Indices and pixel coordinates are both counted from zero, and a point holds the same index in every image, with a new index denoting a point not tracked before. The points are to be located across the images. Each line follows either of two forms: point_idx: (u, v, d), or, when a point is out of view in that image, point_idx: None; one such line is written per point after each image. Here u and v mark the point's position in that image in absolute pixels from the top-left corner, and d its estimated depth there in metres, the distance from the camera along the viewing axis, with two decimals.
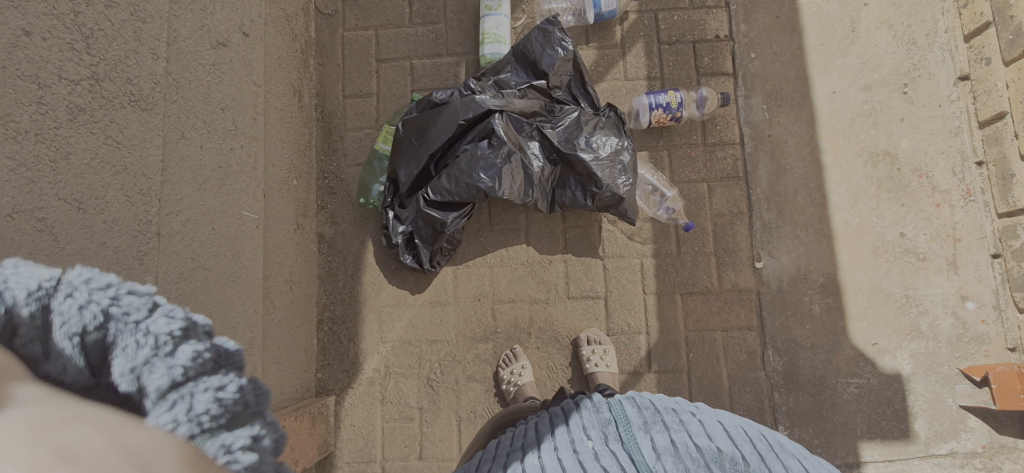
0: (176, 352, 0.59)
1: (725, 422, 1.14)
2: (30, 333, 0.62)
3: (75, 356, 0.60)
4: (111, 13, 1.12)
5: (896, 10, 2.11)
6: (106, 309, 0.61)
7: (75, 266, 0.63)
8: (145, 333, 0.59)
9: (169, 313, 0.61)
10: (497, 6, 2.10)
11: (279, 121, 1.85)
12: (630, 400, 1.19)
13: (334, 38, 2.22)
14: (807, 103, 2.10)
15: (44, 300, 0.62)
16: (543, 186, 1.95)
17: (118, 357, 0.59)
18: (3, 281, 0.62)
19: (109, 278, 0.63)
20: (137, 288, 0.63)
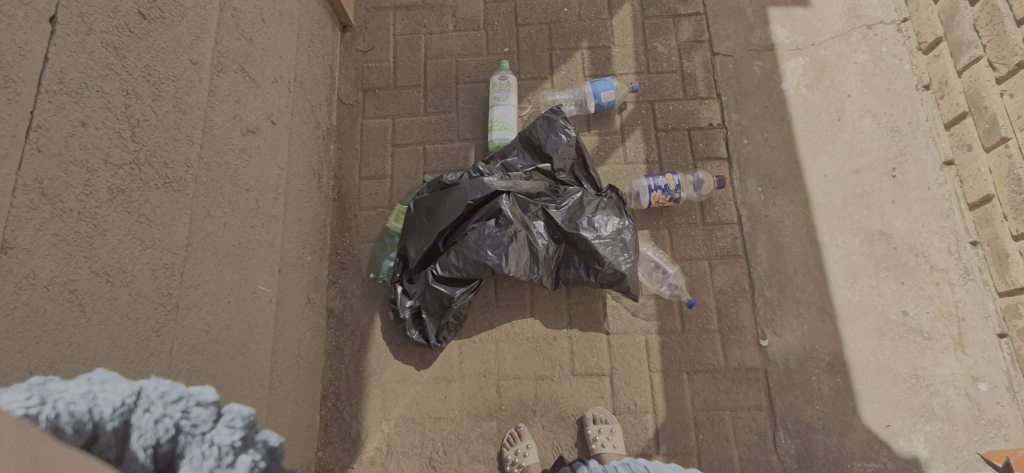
0: (237, 462, 0.67)
1: None
2: (105, 441, 0.65)
3: (144, 465, 0.65)
4: (157, 106, 1.23)
5: (877, 101, 2.26)
6: (177, 422, 0.67)
7: (156, 379, 0.68)
8: (211, 445, 0.66)
9: (232, 424, 0.68)
10: (504, 96, 2.28)
11: (297, 200, 1.95)
12: None
13: (353, 125, 2.39)
14: (800, 185, 2.20)
15: (127, 414, 0.66)
16: (547, 262, 2.01)
17: (185, 466, 0.65)
18: (89, 393, 0.64)
19: (182, 390, 0.68)
20: (203, 399, 0.69)
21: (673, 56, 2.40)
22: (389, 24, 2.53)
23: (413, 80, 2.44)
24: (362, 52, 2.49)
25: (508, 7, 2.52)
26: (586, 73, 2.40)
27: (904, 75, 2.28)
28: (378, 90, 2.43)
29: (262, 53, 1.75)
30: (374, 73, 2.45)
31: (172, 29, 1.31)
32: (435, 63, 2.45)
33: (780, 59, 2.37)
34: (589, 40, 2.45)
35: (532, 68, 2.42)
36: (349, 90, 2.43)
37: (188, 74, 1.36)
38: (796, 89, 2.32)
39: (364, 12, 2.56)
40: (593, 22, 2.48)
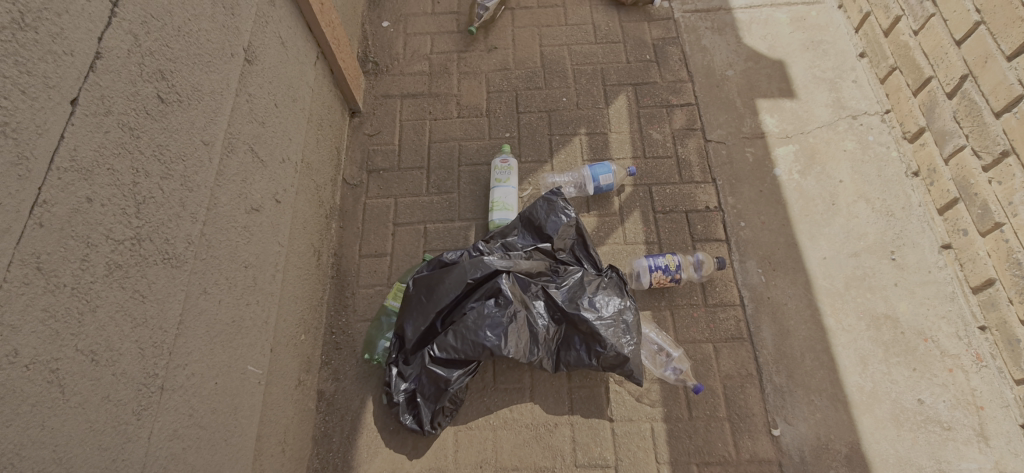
0: None
1: None
2: None
3: None
4: (165, 184, 1.26)
5: (869, 186, 2.33)
6: None
7: None
8: None
9: None
10: (505, 178, 2.33)
11: (296, 277, 1.94)
12: None
13: (356, 205, 2.43)
14: (801, 267, 2.20)
15: None
16: (548, 344, 1.96)
17: None
18: None
19: None
20: None
21: (668, 142, 2.50)
22: (396, 111, 2.65)
23: (417, 162, 2.51)
24: (369, 136, 2.59)
25: (510, 96, 2.66)
26: (585, 157, 2.48)
27: (893, 162, 2.36)
28: (382, 171, 2.50)
29: (272, 136, 1.82)
30: (380, 155, 2.53)
31: (187, 112, 1.36)
32: (439, 147, 2.54)
33: (771, 146, 2.46)
34: (587, 126, 2.56)
35: (532, 152, 2.51)
36: (354, 171, 2.50)
37: (199, 154, 1.39)
38: (789, 174, 2.39)
39: (373, 99, 2.69)
40: (591, 110, 2.60)
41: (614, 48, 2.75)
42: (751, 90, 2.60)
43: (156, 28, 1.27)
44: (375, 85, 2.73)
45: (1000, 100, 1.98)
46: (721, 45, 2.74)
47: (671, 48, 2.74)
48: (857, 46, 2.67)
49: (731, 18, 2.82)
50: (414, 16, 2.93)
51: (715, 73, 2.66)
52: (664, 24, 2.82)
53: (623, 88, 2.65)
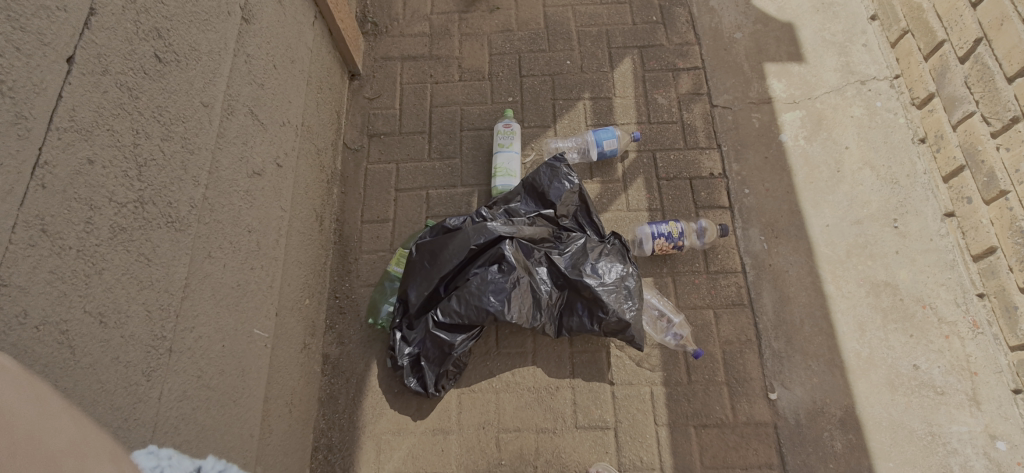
0: None
1: None
2: None
3: None
4: (165, 146, 1.24)
5: (875, 153, 2.31)
6: None
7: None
8: None
9: None
10: (508, 144, 2.31)
11: (299, 242, 1.93)
12: None
13: (357, 170, 2.40)
14: (803, 235, 2.20)
15: None
16: (550, 310, 1.98)
17: None
18: None
19: None
20: None
21: (673, 107, 2.46)
22: (396, 73, 2.60)
23: (418, 127, 2.48)
24: (369, 99, 2.54)
25: (512, 59, 2.60)
26: (588, 123, 2.45)
27: (900, 128, 2.33)
28: (383, 136, 2.47)
29: (271, 98, 1.78)
30: (381, 120, 2.50)
31: (185, 72, 1.33)
32: (440, 111, 2.50)
33: (778, 111, 2.43)
34: (591, 91, 2.52)
35: (535, 117, 2.48)
36: (354, 136, 2.47)
37: (199, 115, 1.37)
38: (795, 140, 2.36)
39: (372, 61, 2.63)
40: (595, 74, 2.55)
41: (619, 9, 2.68)
42: (759, 54, 2.55)
43: None
44: (374, 46, 2.67)
45: (1013, 64, 1.95)
46: (729, 6, 2.67)
47: (679, 10, 2.67)
48: (869, 9, 2.60)
49: None
50: None
51: (722, 35, 2.60)
52: None
53: (629, 51, 2.59)
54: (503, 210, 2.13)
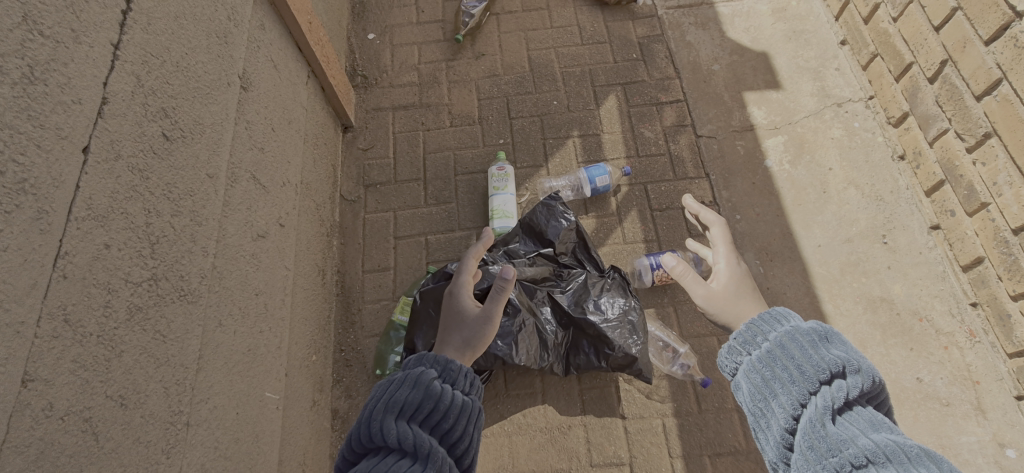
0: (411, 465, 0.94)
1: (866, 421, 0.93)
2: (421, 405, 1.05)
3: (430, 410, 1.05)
4: (175, 221, 1.26)
5: (858, 172, 2.40)
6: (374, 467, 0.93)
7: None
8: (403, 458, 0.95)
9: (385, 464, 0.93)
10: (503, 186, 2.36)
11: (303, 299, 1.94)
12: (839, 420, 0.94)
13: (355, 220, 2.44)
14: (797, 256, 2.25)
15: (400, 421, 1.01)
16: (557, 349, 1.99)
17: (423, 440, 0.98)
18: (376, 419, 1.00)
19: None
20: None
21: (660, 140, 2.53)
22: (389, 123, 2.66)
23: (413, 174, 2.53)
24: (364, 150, 2.60)
25: (501, 103, 2.68)
26: (579, 160, 2.51)
27: (879, 147, 2.44)
28: (379, 185, 2.51)
29: (271, 160, 1.82)
30: (375, 170, 2.55)
31: (192, 146, 1.37)
32: (434, 157, 2.56)
33: (761, 138, 2.51)
34: (580, 128, 2.59)
35: (527, 158, 2.54)
36: (350, 187, 2.51)
37: (205, 187, 1.40)
38: (780, 165, 2.44)
39: (364, 113, 2.69)
40: (582, 112, 2.63)
41: (600, 48, 2.78)
42: (738, 84, 2.65)
43: (156, 66, 1.27)
44: (365, 98, 2.73)
45: (980, 84, 2.01)
46: (705, 40, 2.78)
47: (657, 46, 2.78)
48: (837, 35, 2.72)
49: (713, 12, 2.86)
50: (399, 27, 2.93)
51: (701, 68, 2.70)
52: (648, 21, 2.85)
53: (612, 88, 2.67)
54: (503, 252, 2.17)
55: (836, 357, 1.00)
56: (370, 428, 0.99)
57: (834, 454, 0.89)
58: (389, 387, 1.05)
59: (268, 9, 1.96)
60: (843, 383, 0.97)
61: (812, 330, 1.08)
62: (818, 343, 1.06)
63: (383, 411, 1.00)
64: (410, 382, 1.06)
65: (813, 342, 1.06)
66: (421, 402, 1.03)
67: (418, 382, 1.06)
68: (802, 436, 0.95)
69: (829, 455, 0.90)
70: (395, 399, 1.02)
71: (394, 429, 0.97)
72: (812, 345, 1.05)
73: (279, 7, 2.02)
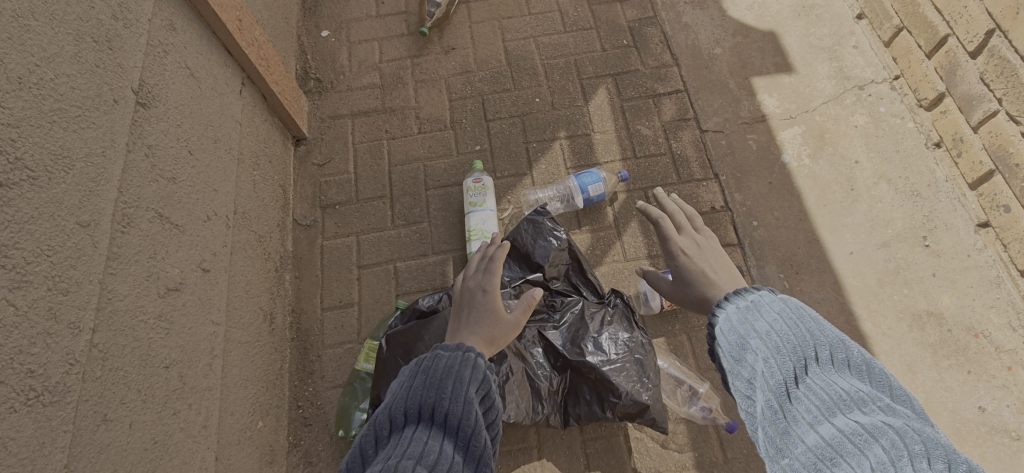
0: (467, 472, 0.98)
1: (818, 403, 0.89)
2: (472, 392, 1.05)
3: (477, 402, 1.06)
4: (17, 296, 0.93)
5: (888, 165, 2.09)
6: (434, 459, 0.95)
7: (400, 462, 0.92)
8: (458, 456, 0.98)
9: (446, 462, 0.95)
10: (481, 201, 2.02)
11: (239, 357, 1.60)
12: (790, 403, 0.91)
13: (312, 249, 2.09)
14: (825, 267, 1.94)
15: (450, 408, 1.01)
16: (552, 397, 1.66)
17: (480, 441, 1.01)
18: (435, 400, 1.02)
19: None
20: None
21: (659, 138, 2.20)
22: (347, 133, 2.31)
23: (378, 190, 2.19)
24: (319, 165, 2.24)
25: (475, 103, 2.33)
26: (568, 165, 2.18)
27: (910, 133, 2.13)
28: (338, 206, 2.17)
29: (188, 192, 1.48)
30: (334, 187, 2.20)
31: (49, 190, 1.03)
32: (401, 170, 2.22)
33: (775, 129, 2.19)
34: (567, 128, 2.26)
35: (508, 165, 2.20)
36: (305, 210, 2.16)
37: (75, 240, 1.07)
38: (799, 160, 2.12)
39: (319, 122, 2.34)
40: (568, 110, 2.29)
41: (586, 36, 2.44)
42: (744, 69, 2.32)
43: None
44: (320, 104, 2.37)
45: None
46: (704, 21, 2.45)
47: (650, 29, 2.44)
48: (853, 8, 2.40)
49: None
50: (356, 22, 2.57)
51: (701, 52, 2.37)
52: (639, 2, 2.51)
53: (602, 80, 2.34)
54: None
55: (769, 341, 0.96)
56: (422, 405, 1.03)
57: (786, 456, 0.85)
58: (442, 364, 1.08)
59: (180, 6, 1.60)
60: (775, 368, 0.93)
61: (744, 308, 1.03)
62: (747, 327, 0.99)
63: (449, 391, 1.03)
64: (463, 364, 1.08)
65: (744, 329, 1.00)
66: (474, 390, 1.05)
67: (474, 369, 1.08)
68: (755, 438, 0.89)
69: (779, 458, 0.85)
70: (451, 381, 1.04)
71: (457, 411, 1.01)
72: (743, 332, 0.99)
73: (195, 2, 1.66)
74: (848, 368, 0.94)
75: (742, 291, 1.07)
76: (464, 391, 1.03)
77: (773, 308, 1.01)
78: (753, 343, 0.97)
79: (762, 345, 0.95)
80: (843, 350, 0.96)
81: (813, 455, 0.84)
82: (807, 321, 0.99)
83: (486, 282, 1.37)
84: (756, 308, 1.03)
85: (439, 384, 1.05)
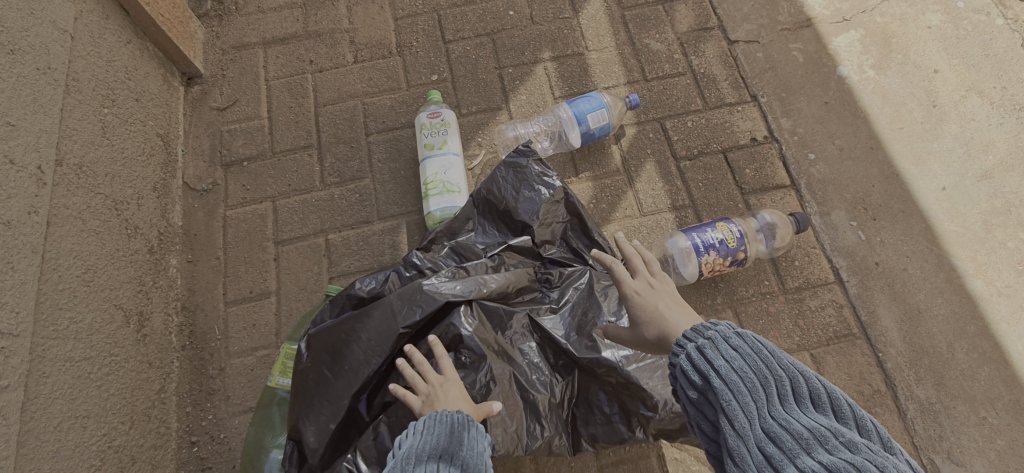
0: None
1: (783, 454, 0.67)
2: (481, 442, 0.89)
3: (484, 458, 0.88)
4: None
5: (978, 72, 1.58)
6: None
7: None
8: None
9: None
10: (441, 143, 1.47)
11: (67, 384, 1.03)
12: (756, 457, 0.68)
13: (210, 221, 1.51)
14: (911, 209, 1.44)
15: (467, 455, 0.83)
16: (556, 413, 1.13)
17: None
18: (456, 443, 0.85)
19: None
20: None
21: (675, 53, 1.66)
22: (258, 66, 1.71)
23: (301, 139, 1.61)
24: (220, 109, 1.65)
25: (429, 20, 1.75)
26: (557, 94, 1.63)
27: (1001, 33, 1.63)
28: (246, 162, 1.58)
29: None
30: (240, 138, 1.61)
31: None
32: (331, 111, 1.64)
33: (825, 35, 1.66)
34: (552, 47, 1.70)
35: (477, 98, 1.64)
36: (200, 169, 1.57)
37: None
38: (861, 73, 1.61)
39: (219, 54, 1.73)
40: (553, 24, 1.73)
41: None
42: None
43: None
44: (220, 31, 1.77)
45: None
46: None
47: None
48: None
49: None
50: None
51: None
52: None
53: None
54: (449, 248, 1.29)
55: (725, 380, 0.73)
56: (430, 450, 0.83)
57: None
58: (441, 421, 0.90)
59: None
60: (737, 413, 0.71)
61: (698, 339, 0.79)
62: (705, 363, 0.76)
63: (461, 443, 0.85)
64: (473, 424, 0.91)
65: (700, 373, 0.77)
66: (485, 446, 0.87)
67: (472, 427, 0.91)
68: None
69: None
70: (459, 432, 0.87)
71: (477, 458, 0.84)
72: (698, 368, 0.77)
73: None
74: (808, 400, 0.70)
75: (694, 328, 0.81)
76: (477, 443, 0.86)
77: (722, 343, 0.77)
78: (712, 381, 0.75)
79: (719, 384, 0.73)
80: (805, 378, 0.72)
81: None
82: (760, 348, 0.75)
83: (441, 380, 1.02)
84: (707, 344, 0.78)
85: (451, 430, 0.87)
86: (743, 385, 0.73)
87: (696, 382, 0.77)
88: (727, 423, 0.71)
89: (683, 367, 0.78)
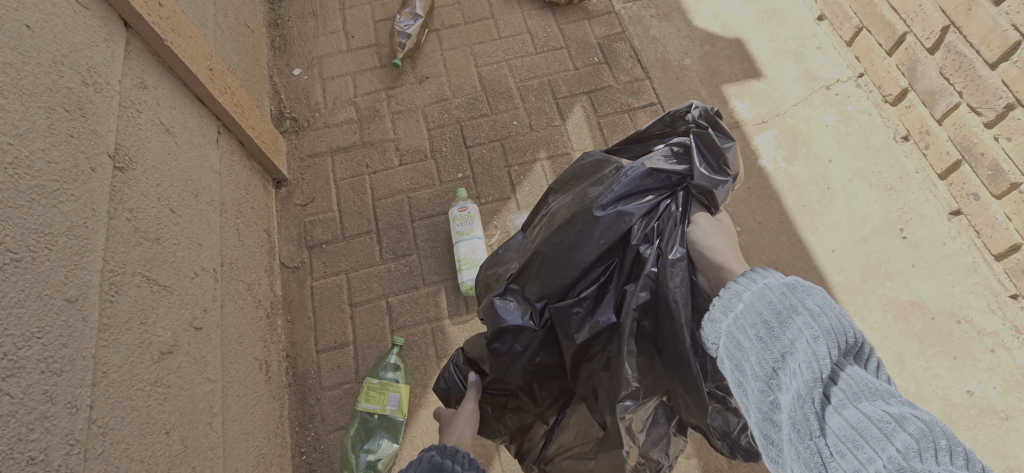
0: None
1: (839, 378, 0.74)
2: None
3: None
4: (11, 383, 0.91)
5: (861, 161, 2.14)
6: None
7: None
8: None
9: None
10: (468, 229, 2.04)
11: (237, 412, 1.57)
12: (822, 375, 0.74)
13: (302, 290, 2.08)
14: (810, 266, 1.99)
15: None
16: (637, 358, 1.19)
17: None
18: None
19: None
20: None
21: None
22: (328, 171, 2.30)
23: (364, 225, 2.18)
24: (302, 205, 2.23)
25: (453, 130, 2.34)
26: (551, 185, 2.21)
27: (878, 129, 2.18)
28: (325, 245, 2.16)
29: (174, 251, 1.46)
30: (319, 226, 2.19)
31: (32, 270, 1.00)
32: (385, 203, 2.22)
33: (749, 135, 2.24)
34: (547, 149, 2.28)
35: (492, 190, 2.21)
36: (292, 251, 2.14)
37: (63, 317, 1.04)
38: (775, 163, 2.17)
39: (298, 162, 2.33)
40: (546, 130, 2.32)
41: (558, 56, 2.47)
42: (714, 77, 2.36)
43: None
44: (298, 143, 2.37)
45: (993, 50, 1.74)
46: (671, 33, 2.48)
47: (619, 45, 2.47)
48: (813, 9, 2.46)
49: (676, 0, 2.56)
50: (327, 57, 2.56)
51: (671, 64, 2.41)
52: (606, 19, 2.55)
53: (578, 98, 2.37)
54: (695, 140, 1.25)
55: (806, 313, 0.80)
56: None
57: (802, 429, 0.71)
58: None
59: (149, 62, 1.57)
60: (817, 340, 0.76)
61: (782, 284, 0.87)
62: (790, 302, 0.83)
63: None
64: (418, 462, 1.25)
65: (780, 309, 0.83)
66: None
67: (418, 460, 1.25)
68: (766, 402, 0.76)
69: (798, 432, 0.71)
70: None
71: None
72: (782, 309, 0.83)
73: (164, 57, 1.63)
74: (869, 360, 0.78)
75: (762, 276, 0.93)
76: None
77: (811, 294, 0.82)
78: (795, 316, 0.81)
79: (790, 316, 0.81)
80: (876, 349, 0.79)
81: (838, 440, 0.68)
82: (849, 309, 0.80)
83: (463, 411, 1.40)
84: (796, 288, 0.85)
85: None
86: (832, 324, 0.78)
87: (771, 313, 0.83)
88: (800, 344, 0.77)
89: (763, 304, 0.86)
